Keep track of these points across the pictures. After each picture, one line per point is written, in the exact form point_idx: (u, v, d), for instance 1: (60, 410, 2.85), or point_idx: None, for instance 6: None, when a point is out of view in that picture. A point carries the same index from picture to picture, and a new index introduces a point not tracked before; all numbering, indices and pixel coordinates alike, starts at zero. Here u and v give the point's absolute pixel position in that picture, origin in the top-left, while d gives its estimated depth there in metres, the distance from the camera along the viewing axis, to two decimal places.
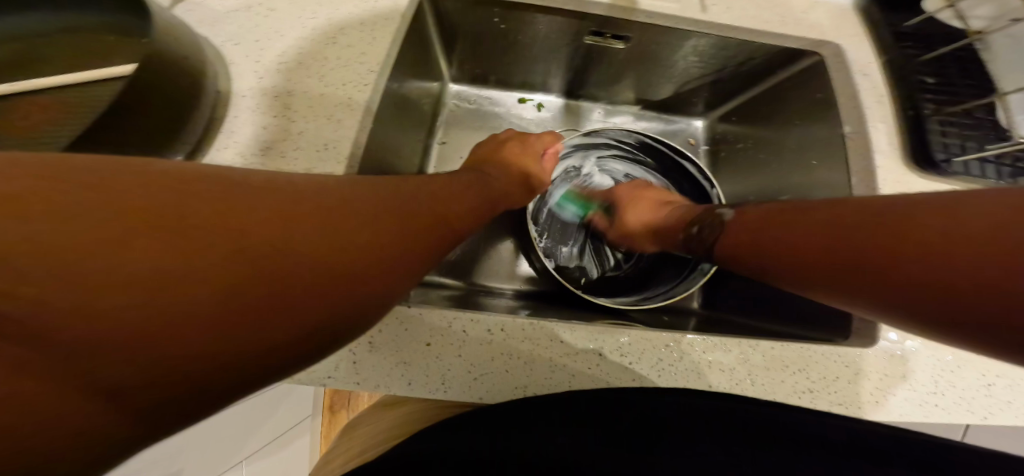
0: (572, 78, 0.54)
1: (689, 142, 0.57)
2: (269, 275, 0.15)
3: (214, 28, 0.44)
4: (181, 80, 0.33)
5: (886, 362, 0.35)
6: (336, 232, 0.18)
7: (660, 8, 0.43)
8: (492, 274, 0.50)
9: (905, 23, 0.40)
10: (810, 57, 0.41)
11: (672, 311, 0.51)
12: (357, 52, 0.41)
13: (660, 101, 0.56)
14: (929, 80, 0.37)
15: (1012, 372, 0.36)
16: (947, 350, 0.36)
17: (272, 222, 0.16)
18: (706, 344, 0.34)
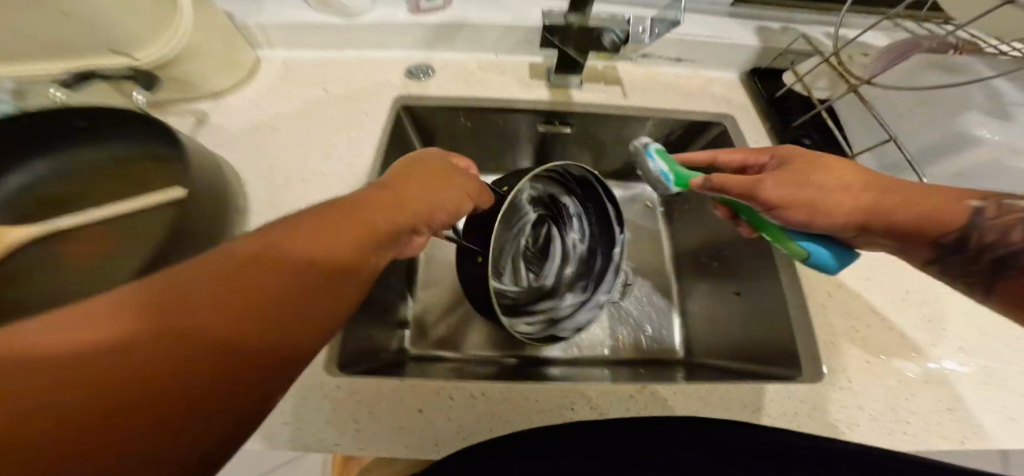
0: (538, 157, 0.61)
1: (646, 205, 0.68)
2: (209, 345, 0.15)
3: (228, 149, 0.54)
4: (207, 206, 0.42)
5: (838, 394, 0.42)
6: (272, 283, 0.18)
7: (591, 99, 0.52)
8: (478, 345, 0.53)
9: (776, 93, 0.49)
10: (716, 126, 0.50)
11: (654, 362, 0.56)
12: (347, 164, 0.51)
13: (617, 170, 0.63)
14: (806, 141, 0.46)
15: (962, 395, 0.42)
16: (895, 379, 0.43)
17: (192, 297, 0.15)
18: (666, 391, 0.40)
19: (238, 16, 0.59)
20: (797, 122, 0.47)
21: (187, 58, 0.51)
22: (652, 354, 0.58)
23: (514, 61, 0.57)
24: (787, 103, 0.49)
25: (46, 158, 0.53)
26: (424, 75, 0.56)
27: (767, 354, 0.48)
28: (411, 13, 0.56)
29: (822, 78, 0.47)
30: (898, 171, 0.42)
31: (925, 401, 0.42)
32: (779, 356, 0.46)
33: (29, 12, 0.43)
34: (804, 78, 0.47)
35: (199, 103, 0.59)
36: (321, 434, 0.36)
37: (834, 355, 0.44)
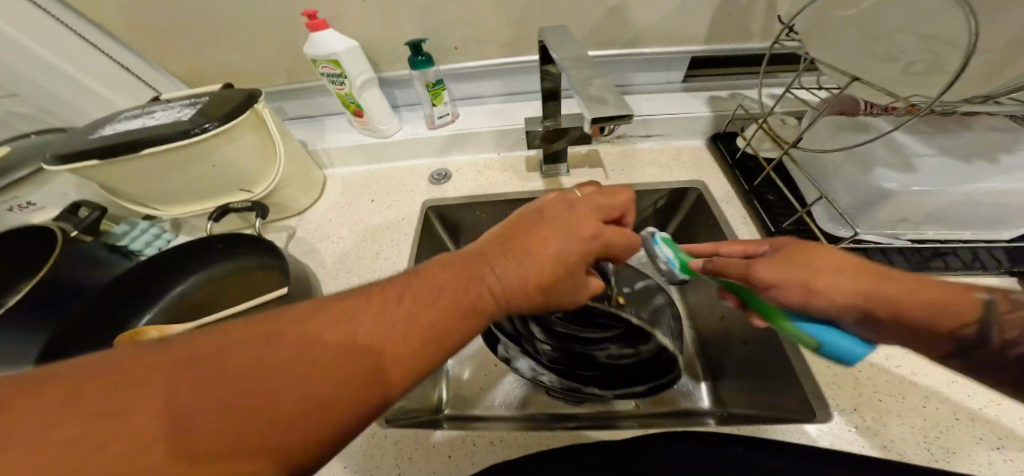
0: None
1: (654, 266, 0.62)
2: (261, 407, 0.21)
3: (311, 257, 0.71)
4: (297, 306, 0.58)
5: (854, 433, 0.42)
6: (331, 365, 0.23)
7: (576, 182, 0.60)
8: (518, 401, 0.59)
9: (738, 156, 0.55)
10: (692, 191, 0.55)
11: (680, 412, 0.56)
12: (391, 262, 0.65)
13: None
14: (772, 199, 0.50)
15: (1008, 433, 0.40)
16: (922, 416, 0.42)
17: (278, 367, 0.22)
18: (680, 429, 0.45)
19: (311, 145, 0.78)
20: (758, 182, 0.51)
21: (283, 184, 0.71)
22: (682, 408, 0.57)
23: (513, 156, 0.68)
24: (747, 165, 0.54)
25: (198, 273, 0.74)
26: (443, 180, 0.69)
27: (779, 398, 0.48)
28: (430, 127, 0.70)
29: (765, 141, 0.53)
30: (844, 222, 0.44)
31: (954, 443, 0.40)
32: (796, 403, 0.46)
33: (192, 169, 0.60)
34: (750, 142, 0.54)
35: (289, 219, 0.78)
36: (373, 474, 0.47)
37: (835, 400, 0.45)
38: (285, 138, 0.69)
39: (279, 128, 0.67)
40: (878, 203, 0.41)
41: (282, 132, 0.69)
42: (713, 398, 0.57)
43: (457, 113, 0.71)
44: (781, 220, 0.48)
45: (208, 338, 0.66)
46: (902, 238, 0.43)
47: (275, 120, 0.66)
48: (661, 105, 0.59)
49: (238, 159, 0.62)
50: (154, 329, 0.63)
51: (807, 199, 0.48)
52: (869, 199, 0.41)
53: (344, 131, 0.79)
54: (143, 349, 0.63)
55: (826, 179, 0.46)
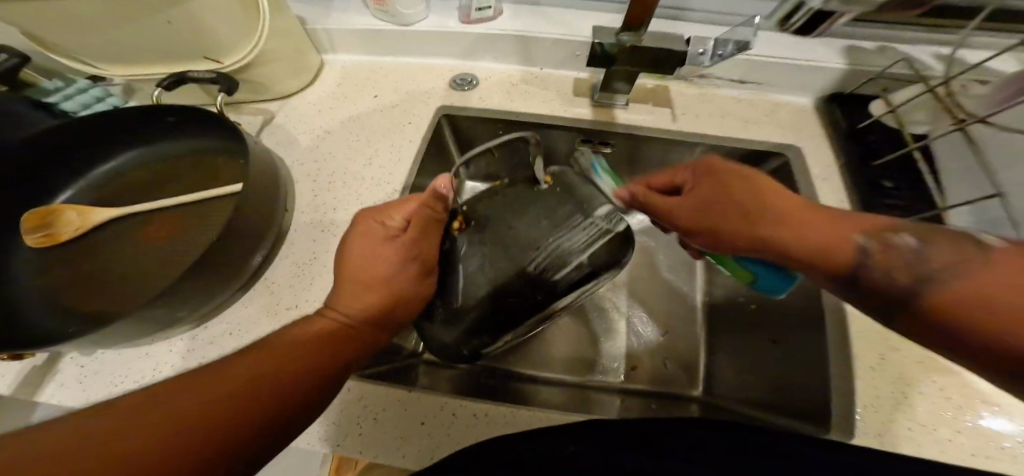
0: None
1: None
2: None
3: (289, 148, 0.57)
4: (262, 203, 0.46)
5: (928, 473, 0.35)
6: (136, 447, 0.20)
7: (635, 121, 0.49)
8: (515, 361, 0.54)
9: (860, 125, 0.44)
10: (776, 158, 0.45)
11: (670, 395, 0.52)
12: (386, 173, 0.53)
13: None
14: (887, 185, 0.39)
15: None
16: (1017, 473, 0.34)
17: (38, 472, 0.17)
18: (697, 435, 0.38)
19: (309, 23, 0.61)
20: (880, 161, 0.40)
21: (263, 62, 0.54)
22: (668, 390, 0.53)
23: (559, 75, 0.55)
24: (868, 138, 0.43)
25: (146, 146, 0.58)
26: (468, 86, 0.56)
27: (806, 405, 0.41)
28: (462, 21, 0.55)
29: (919, 110, 0.41)
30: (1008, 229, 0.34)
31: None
32: (804, 411, 0.41)
33: (137, 24, 0.45)
34: (897, 108, 0.41)
35: (268, 102, 0.63)
36: (335, 428, 0.39)
37: (903, 428, 0.37)
38: (275, 14, 0.50)
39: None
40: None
41: (275, 6, 0.50)
42: (704, 385, 0.53)
43: (501, 11, 0.56)
44: (893, 212, 0.38)
45: (146, 228, 0.52)
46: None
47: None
48: (762, 45, 0.47)
49: (202, 23, 0.46)
50: (72, 209, 0.50)
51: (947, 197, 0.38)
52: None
53: (351, 11, 0.62)
54: (61, 235, 0.49)
55: (995, 169, 0.36)
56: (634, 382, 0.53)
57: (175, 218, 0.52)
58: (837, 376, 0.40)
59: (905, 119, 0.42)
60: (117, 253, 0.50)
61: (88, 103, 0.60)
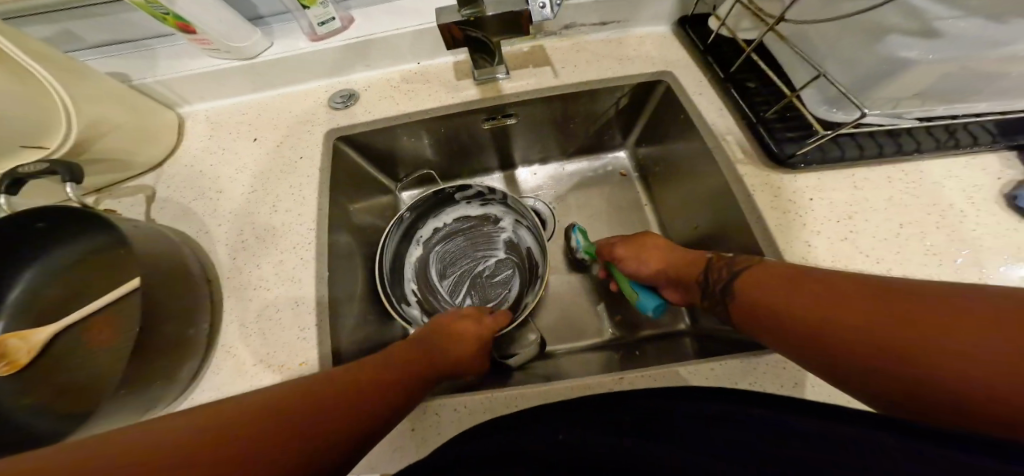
0: (501, 156, 0.58)
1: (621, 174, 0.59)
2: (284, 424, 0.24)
3: (188, 220, 0.53)
4: (170, 281, 0.42)
5: None
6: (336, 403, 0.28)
7: (521, 87, 0.49)
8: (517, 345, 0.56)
9: (708, 41, 0.47)
10: (658, 85, 0.47)
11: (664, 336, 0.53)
12: (294, 215, 0.51)
13: (583, 146, 0.58)
14: (752, 84, 0.44)
15: None
16: None
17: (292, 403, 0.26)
18: (692, 369, 0.38)
19: (140, 75, 0.55)
20: (735, 67, 0.44)
21: (100, 134, 0.48)
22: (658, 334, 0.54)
23: (436, 65, 0.54)
24: (720, 50, 0.46)
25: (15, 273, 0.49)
26: (350, 101, 0.54)
27: None
28: (312, 40, 0.52)
29: (744, 18, 0.44)
30: (845, 103, 0.38)
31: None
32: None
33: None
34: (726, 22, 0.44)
35: (144, 177, 0.57)
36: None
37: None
38: (69, 76, 0.45)
39: (38, 54, 0.42)
40: (892, 75, 0.33)
41: (58, 65, 0.44)
42: (689, 319, 0.53)
43: (350, 18, 0.53)
44: (764, 109, 0.42)
45: (58, 354, 0.46)
46: (906, 117, 0.38)
47: (18, 39, 0.41)
48: None
49: None
50: (14, 333, 0.44)
51: (797, 82, 0.41)
52: (878, 73, 0.34)
53: (184, 56, 0.56)
54: (19, 361, 0.44)
55: (820, 52, 0.38)
56: (625, 334, 0.55)
57: (101, 323, 0.47)
58: None
59: (736, 29, 0.45)
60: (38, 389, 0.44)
61: None
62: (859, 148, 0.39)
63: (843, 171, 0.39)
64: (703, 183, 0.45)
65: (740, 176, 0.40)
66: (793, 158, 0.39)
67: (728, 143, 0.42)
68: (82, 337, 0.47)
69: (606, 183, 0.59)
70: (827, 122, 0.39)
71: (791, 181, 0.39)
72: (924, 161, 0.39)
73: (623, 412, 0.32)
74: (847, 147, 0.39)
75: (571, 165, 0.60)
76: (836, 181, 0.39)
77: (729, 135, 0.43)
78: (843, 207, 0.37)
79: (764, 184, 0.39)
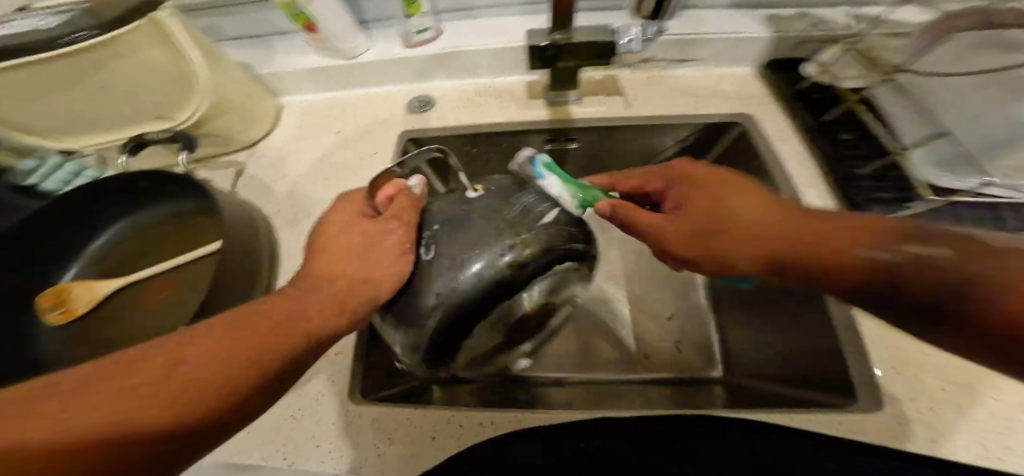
0: (556, 179, 0.59)
1: None
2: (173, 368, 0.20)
3: (264, 198, 0.58)
4: (242, 254, 0.46)
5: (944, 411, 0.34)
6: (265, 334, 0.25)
7: (591, 113, 0.50)
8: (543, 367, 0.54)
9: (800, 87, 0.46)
10: (733, 128, 0.47)
11: (692, 382, 0.52)
12: None
13: None
14: (842, 137, 0.42)
15: None
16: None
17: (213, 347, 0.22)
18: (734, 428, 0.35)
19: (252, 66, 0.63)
20: (830, 116, 0.43)
21: (217, 115, 0.54)
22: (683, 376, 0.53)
23: (511, 81, 0.56)
24: (814, 96, 0.45)
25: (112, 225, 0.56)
26: (426, 108, 0.57)
27: (813, 377, 0.41)
28: (407, 46, 0.57)
29: (849, 68, 0.44)
30: (966, 169, 0.34)
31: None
32: (831, 383, 0.38)
33: (65, 93, 0.46)
34: (828, 69, 0.44)
35: (236, 155, 0.63)
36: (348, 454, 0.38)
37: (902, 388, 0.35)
38: (214, 63, 0.51)
39: (200, 45, 0.49)
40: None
41: (209, 54, 0.51)
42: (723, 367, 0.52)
43: (442, 30, 0.57)
44: (857, 163, 0.40)
45: (131, 304, 0.50)
46: None
47: (189, 32, 0.47)
48: (699, 19, 0.48)
49: (144, 84, 0.48)
50: (80, 283, 0.49)
51: (906, 141, 0.38)
52: (1014, 134, 0.31)
53: (295, 52, 0.63)
54: (76, 311, 0.48)
55: (943, 108, 0.35)
56: (650, 372, 0.53)
57: (174, 280, 0.51)
58: (846, 338, 0.38)
59: (838, 77, 0.45)
60: (107, 333, 0.48)
61: (68, 179, 0.55)
62: (957, 219, 0.35)
63: None
64: None
65: None
66: (886, 220, 0.36)
67: (804, 196, 0.40)
68: (152, 288, 0.51)
69: None
70: (941, 188, 0.35)
71: None
72: None
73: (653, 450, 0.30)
74: (943, 219, 0.36)
75: None
76: None
77: (805, 187, 0.41)
78: None
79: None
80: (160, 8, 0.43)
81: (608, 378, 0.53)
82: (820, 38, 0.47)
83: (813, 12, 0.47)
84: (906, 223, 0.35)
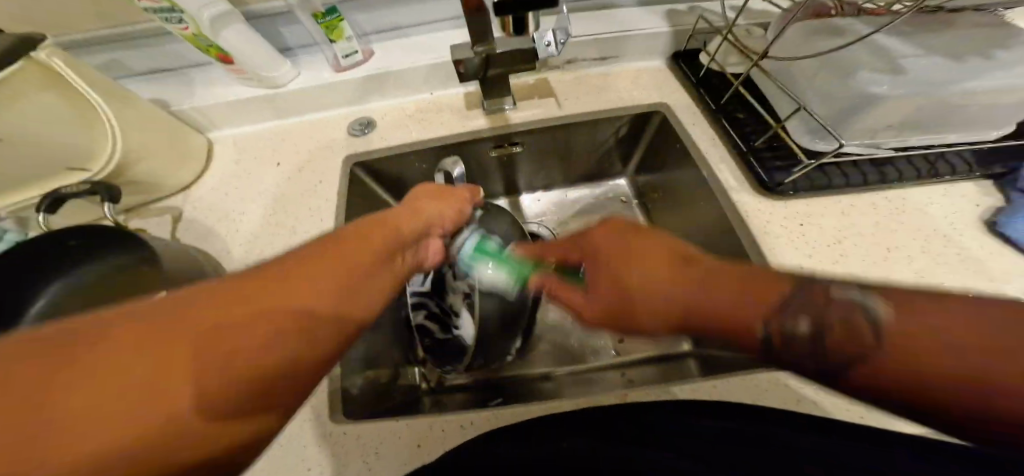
0: (506, 182, 0.61)
1: (622, 201, 0.61)
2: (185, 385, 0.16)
3: (210, 241, 0.56)
4: None
5: None
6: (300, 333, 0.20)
7: (526, 117, 0.53)
8: (522, 365, 0.57)
9: (702, 74, 0.50)
10: (656, 116, 0.51)
11: (661, 357, 0.55)
12: (313, 237, 0.53)
13: (584, 173, 0.60)
14: (743, 116, 0.47)
15: None
16: None
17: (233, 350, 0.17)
18: (689, 390, 0.39)
19: (174, 105, 0.60)
20: (725, 99, 0.47)
21: (136, 160, 0.52)
22: (656, 354, 0.56)
23: (446, 94, 0.58)
24: (710, 82, 0.50)
25: None
26: (366, 129, 0.57)
27: None
28: (336, 71, 0.56)
29: (731, 54, 0.48)
30: (825, 134, 0.40)
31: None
32: None
33: None
34: (716, 57, 0.48)
35: (170, 200, 0.60)
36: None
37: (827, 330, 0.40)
38: (119, 102, 0.50)
39: (100, 85, 0.48)
40: (865, 109, 0.36)
41: (114, 94, 0.50)
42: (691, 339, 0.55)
43: (370, 50, 0.57)
44: (753, 138, 0.45)
45: None
46: (884, 147, 0.40)
47: (85, 72, 0.47)
48: (611, 19, 0.52)
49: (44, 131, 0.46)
50: None
51: (780, 114, 0.43)
52: (850, 107, 0.37)
53: (217, 87, 0.61)
54: None
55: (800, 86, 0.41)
56: (626, 354, 0.57)
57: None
58: None
59: (724, 64, 0.49)
60: None
61: None
62: (845, 177, 0.41)
63: (833, 199, 0.41)
64: (700, 210, 0.47)
65: (733, 201, 0.42)
66: (783, 185, 0.41)
67: (721, 172, 0.44)
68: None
69: (608, 207, 0.61)
70: (811, 151, 0.42)
71: (783, 208, 0.41)
72: (909, 190, 0.41)
73: (617, 426, 0.33)
74: (833, 178, 0.41)
75: (573, 192, 0.62)
76: (826, 207, 0.41)
77: (721, 163, 0.45)
78: (831, 232, 0.39)
79: (755, 208, 0.41)
80: (38, 48, 0.43)
81: (585, 368, 0.56)
82: (705, 30, 0.51)
83: (701, 6, 0.52)
84: (797, 186, 0.41)
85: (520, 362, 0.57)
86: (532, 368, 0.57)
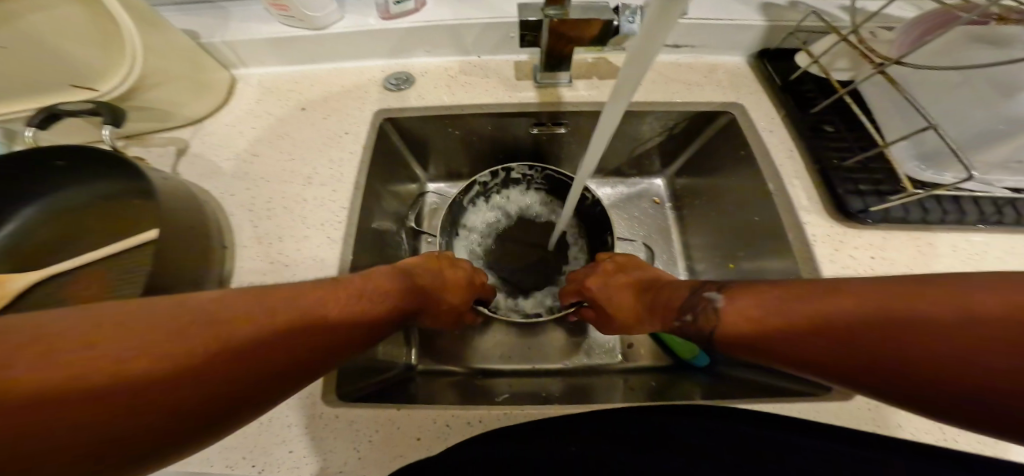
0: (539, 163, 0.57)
1: (655, 201, 0.57)
2: (168, 365, 0.19)
3: (214, 180, 0.50)
4: (190, 247, 0.39)
5: None
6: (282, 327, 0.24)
7: (582, 97, 0.49)
8: (516, 356, 0.51)
9: (787, 76, 0.46)
10: (720, 116, 0.47)
11: (663, 367, 0.50)
12: (329, 191, 0.48)
13: (622, 167, 0.57)
14: (827, 129, 0.43)
15: None
16: None
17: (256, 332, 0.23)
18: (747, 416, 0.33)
19: (204, 36, 0.55)
20: (816, 108, 0.43)
21: (149, 87, 0.46)
22: (654, 365, 0.50)
23: (498, 61, 0.53)
24: (798, 87, 0.46)
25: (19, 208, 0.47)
26: (405, 85, 0.53)
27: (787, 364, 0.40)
28: (383, 17, 0.52)
29: (841, 58, 0.44)
30: (936, 163, 0.37)
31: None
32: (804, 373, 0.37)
33: None
34: (819, 58, 0.44)
35: (178, 131, 0.55)
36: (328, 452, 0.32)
37: None
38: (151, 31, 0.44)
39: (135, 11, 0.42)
40: (1012, 135, 0.33)
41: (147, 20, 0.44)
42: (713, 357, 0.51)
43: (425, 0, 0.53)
44: (836, 156, 0.41)
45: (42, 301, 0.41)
46: (997, 187, 0.37)
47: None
48: (694, 5, 0.48)
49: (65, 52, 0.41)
50: None
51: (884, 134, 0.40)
52: (993, 132, 0.34)
53: (254, 19, 0.56)
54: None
55: (927, 105, 0.38)
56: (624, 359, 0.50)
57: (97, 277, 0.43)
58: None
59: (828, 67, 0.45)
60: None
61: None
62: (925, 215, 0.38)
63: (908, 235, 0.38)
64: (753, 226, 0.44)
65: (795, 222, 0.39)
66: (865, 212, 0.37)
67: (787, 189, 0.41)
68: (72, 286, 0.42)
69: (642, 206, 0.57)
70: (930, 185, 0.38)
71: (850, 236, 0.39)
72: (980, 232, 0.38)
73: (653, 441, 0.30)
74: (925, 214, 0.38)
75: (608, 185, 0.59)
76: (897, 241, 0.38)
77: (793, 178, 0.41)
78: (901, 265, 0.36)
79: (823, 234, 0.38)
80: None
81: (579, 368, 0.50)
82: (813, 27, 0.47)
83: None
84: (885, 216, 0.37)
85: (512, 350, 0.51)
86: (529, 361, 0.51)
